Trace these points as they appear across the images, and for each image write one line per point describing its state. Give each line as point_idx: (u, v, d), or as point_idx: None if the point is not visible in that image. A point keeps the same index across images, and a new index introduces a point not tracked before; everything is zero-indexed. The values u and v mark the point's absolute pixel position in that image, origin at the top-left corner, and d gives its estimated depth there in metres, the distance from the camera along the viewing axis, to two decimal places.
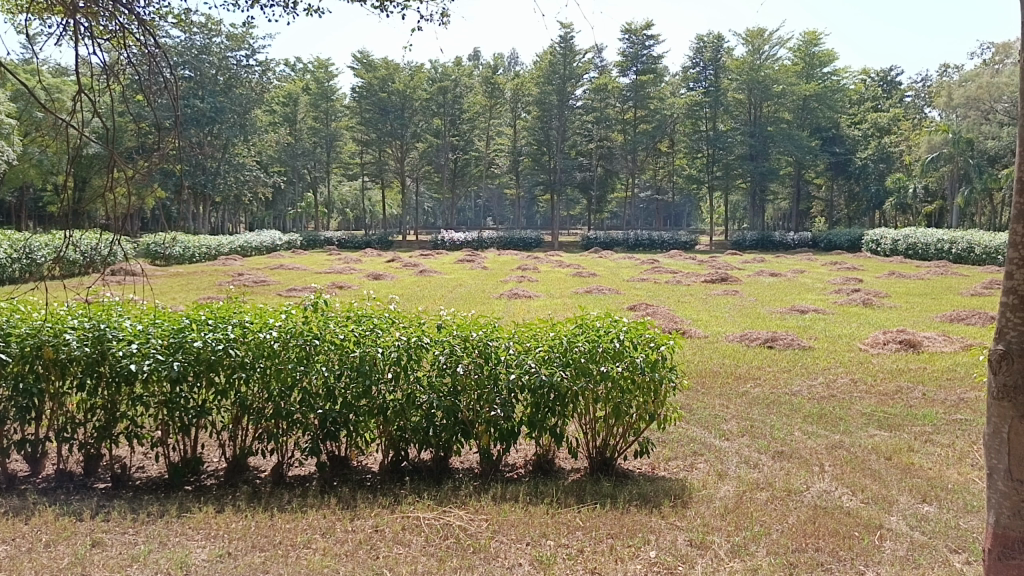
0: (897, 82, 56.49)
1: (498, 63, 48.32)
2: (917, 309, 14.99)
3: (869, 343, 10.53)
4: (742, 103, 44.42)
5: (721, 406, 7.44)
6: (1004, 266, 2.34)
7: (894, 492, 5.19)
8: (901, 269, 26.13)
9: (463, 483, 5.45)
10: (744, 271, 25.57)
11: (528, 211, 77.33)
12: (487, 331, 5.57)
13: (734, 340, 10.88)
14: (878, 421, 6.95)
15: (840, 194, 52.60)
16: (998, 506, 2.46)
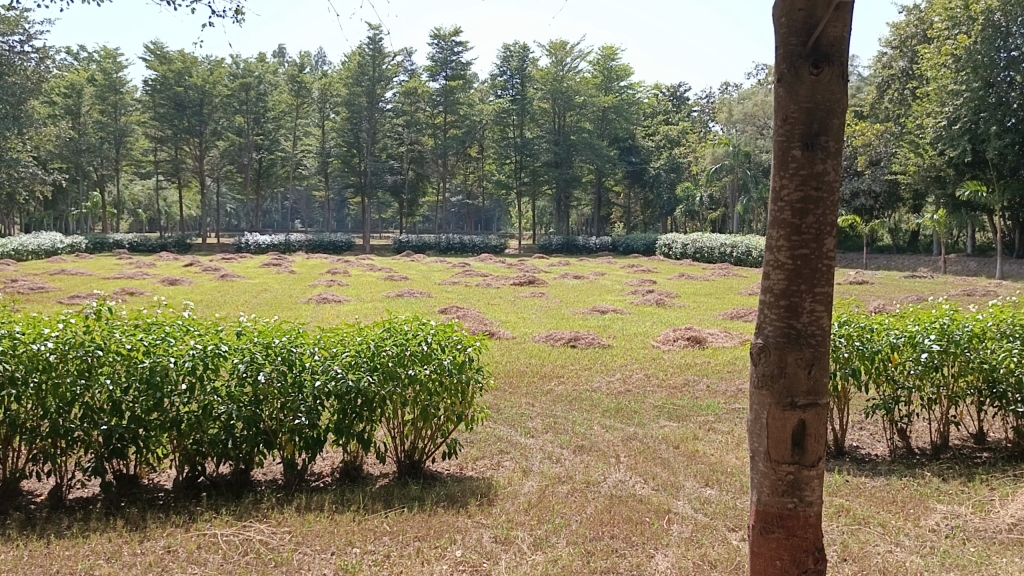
0: (685, 98, 60.96)
1: (305, 62, 47.00)
2: (702, 308, 16.23)
3: (661, 340, 11.26)
4: (546, 112, 46.15)
5: (527, 405, 7.68)
6: (763, 268, 2.60)
7: (681, 478, 5.60)
8: (690, 272, 28.18)
9: (265, 496, 5.25)
10: (551, 274, 26.61)
11: (338, 214, 75.84)
12: (291, 337, 5.42)
13: (540, 340, 11.24)
14: (668, 413, 7.45)
15: (636, 202, 55.91)
16: (759, 485, 2.65)
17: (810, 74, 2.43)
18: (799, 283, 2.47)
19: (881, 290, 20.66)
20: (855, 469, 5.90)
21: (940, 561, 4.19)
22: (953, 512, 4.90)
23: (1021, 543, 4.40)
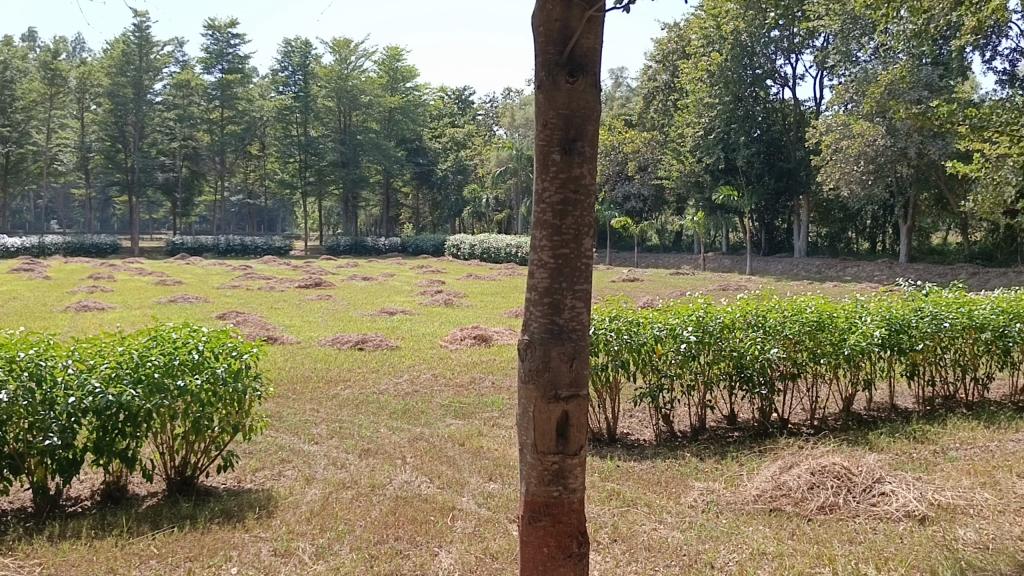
0: (470, 101, 62.28)
1: (58, 47, 42.78)
2: (489, 307, 16.64)
3: (449, 339, 11.40)
4: (331, 111, 45.22)
5: (311, 411, 7.47)
6: (527, 267, 2.68)
7: (466, 475, 5.69)
8: (477, 272, 28.77)
9: (9, 528, 4.71)
10: (339, 276, 26.12)
11: (102, 214, 69.77)
12: (39, 350, 4.90)
13: (326, 344, 10.99)
14: (454, 411, 7.56)
15: (425, 203, 56.28)
16: (527, 476, 2.73)
17: (567, 82, 2.56)
18: (561, 281, 2.59)
19: (650, 286, 22.25)
20: (625, 454, 6.29)
21: (698, 534, 4.56)
22: (709, 488, 5.36)
23: (764, 512, 4.90)
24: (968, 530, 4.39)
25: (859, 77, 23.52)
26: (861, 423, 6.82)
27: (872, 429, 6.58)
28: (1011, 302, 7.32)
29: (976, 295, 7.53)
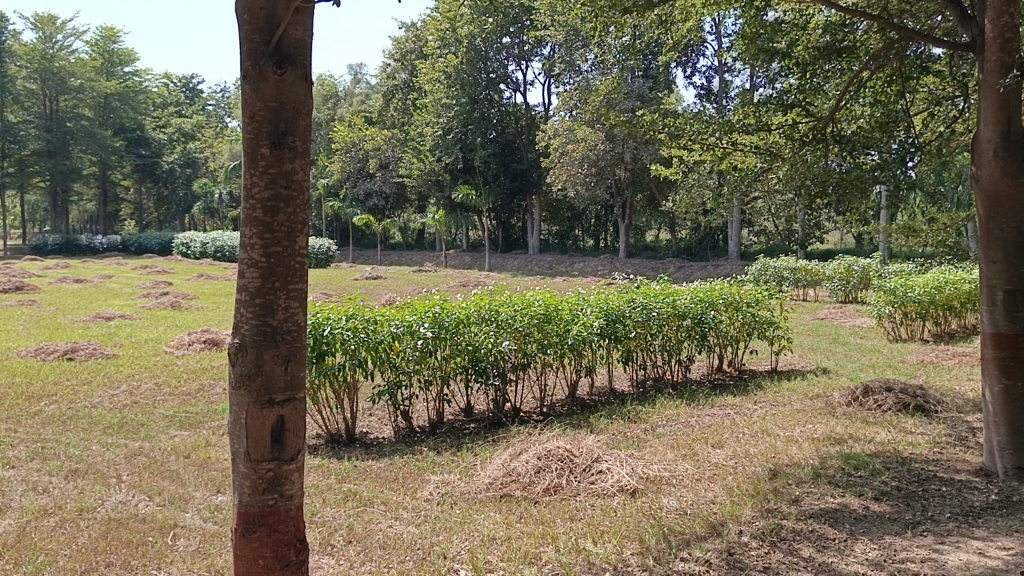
0: (199, 91, 58.68)
1: None
2: (221, 309, 15.77)
3: (174, 345, 10.63)
4: (33, 94, 40.36)
5: (7, 431, 6.60)
6: (237, 267, 2.54)
7: (191, 489, 5.33)
8: (211, 271, 27.15)
9: None
10: (46, 278, 23.36)
11: None
12: None
13: (26, 355, 9.77)
14: (180, 421, 7.06)
15: (149, 198, 52.06)
16: (240, 487, 2.60)
17: (274, 73, 2.47)
18: (273, 281, 2.49)
19: (392, 283, 22.33)
20: (362, 454, 6.25)
21: (432, 527, 4.63)
22: (444, 480, 5.48)
23: (495, 499, 5.09)
24: (672, 499, 4.87)
25: (582, 85, 25.31)
26: (583, 408, 7.33)
27: (594, 412, 7.11)
28: (705, 292, 8.28)
29: (677, 286, 8.41)
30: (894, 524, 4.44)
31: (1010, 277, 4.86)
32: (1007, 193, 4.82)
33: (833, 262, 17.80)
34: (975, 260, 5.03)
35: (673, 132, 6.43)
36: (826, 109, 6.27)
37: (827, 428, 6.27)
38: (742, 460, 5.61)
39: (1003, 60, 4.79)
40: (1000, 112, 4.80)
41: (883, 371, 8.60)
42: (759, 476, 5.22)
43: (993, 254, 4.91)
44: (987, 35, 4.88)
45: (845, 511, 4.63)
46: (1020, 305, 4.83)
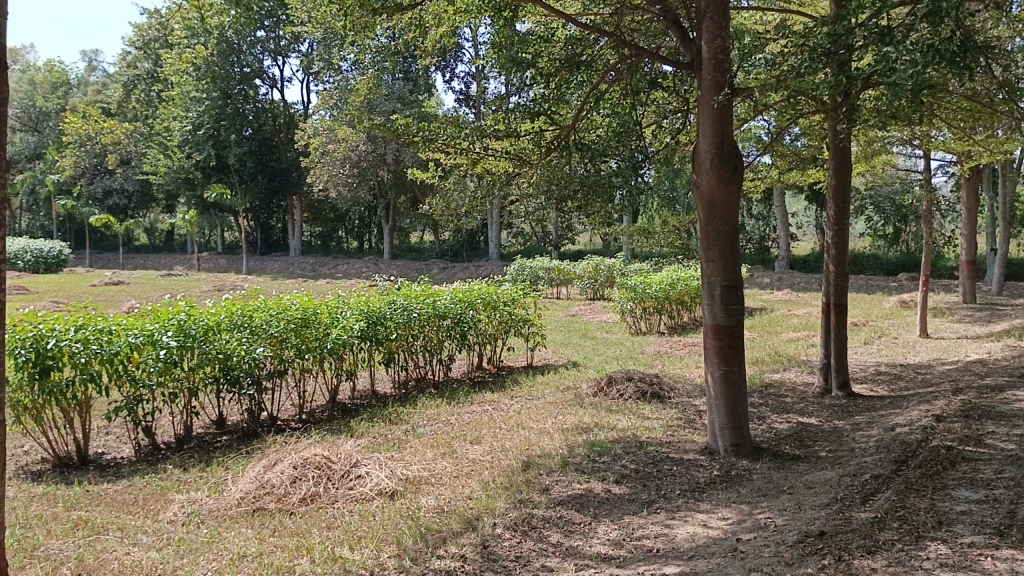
0: None
1: None
2: None
3: None
4: None
5: None
6: None
7: None
8: None
9: None
10: None
11: None
12: None
13: None
14: None
15: None
16: None
17: None
18: None
19: (136, 289, 20.66)
20: (98, 476, 5.71)
21: (175, 551, 4.31)
22: (190, 499, 5.13)
23: (247, 514, 4.85)
24: (429, 498, 4.92)
25: (342, 84, 24.99)
26: (344, 412, 7.22)
27: (354, 416, 7.01)
28: (464, 293, 8.48)
29: (437, 287, 8.53)
30: (633, 504, 4.81)
31: (725, 274, 5.44)
32: (722, 198, 5.38)
33: (583, 261, 18.92)
34: (698, 258, 5.56)
35: (426, 136, 6.45)
36: (569, 119, 6.65)
37: (576, 419, 6.65)
38: (497, 454, 5.80)
39: (717, 79, 5.34)
40: (715, 126, 5.35)
41: (625, 362, 9.29)
42: (513, 469, 5.42)
43: (712, 254, 5.46)
44: (704, 55, 5.41)
45: (589, 495, 4.94)
46: (733, 299, 5.44)
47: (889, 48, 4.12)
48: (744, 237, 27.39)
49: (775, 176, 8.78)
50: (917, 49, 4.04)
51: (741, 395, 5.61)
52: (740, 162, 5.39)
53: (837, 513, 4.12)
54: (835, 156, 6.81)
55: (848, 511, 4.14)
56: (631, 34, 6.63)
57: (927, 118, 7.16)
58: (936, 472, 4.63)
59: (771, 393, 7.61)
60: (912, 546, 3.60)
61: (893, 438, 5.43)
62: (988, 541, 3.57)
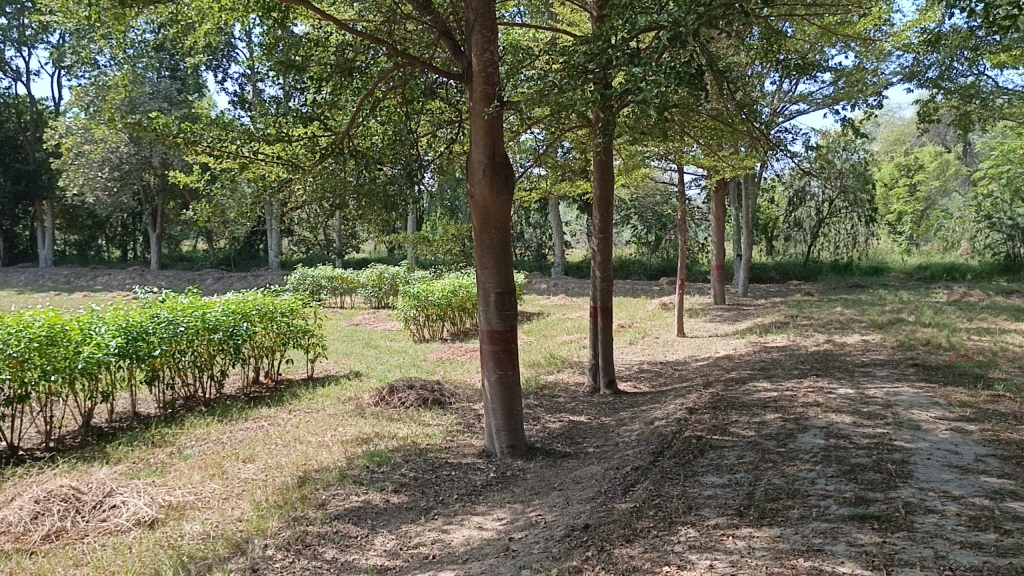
0: None
1: None
2: None
3: None
4: None
5: None
6: None
7: None
8: None
9: None
10: None
11: None
12: None
13: None
14: None
15: None
16: None
17: None
18: None
19: None
20: None
21: None
22: None
23: None
24: (194, 524, 4.61)
25: (99, 80, 23.05)
26: (100, 437, 6.61)
27: (111, 441, 6.44)
28: (238, 304, 8.09)
29: (208, 298, 8.06)
30: (410, 513, 4.80)
31: (499, 280, 5.59)
32: (495, 207, 5.53)
33: (366, 270, 18.71)
34: (472, 265, 5.66)
35: (188, 138, 5.99)
36: (344, 125, 6.55)
37: (355, 430, 6.54)
38: (272, 472, 5.56)
39: (487, 91, 5.47)
40: (486, 136, 5.48)
41: (407, 370, 9.29)
42: (287, 486, 5.22)
43: (486, 261, 5.58)
44: (474, 66, 5.53)
45: (367, 507, 4.87)
46: (507, 305, 5.60)
47: (639, 68, 4.44)
48: (523, 244, 28.40)
49: (548, 186, 9.19)
50: (661, 70, 4.36)
51: (515, 398, 5.79)
52: (511, 172, 5.57)
53: (602, 506, 4.34)
54: (600, 167, 7.24)
55: (611, 503, 4.39)
56: (405, 45, 6.67)
57: (678, 135, 7.81)
58: (688, 460, 5.03)
59: (545, 394, 7.92)
60: (666, 531, 3.87)
61: (652, 431, 5.85)
62: (731, 522, 3.91)
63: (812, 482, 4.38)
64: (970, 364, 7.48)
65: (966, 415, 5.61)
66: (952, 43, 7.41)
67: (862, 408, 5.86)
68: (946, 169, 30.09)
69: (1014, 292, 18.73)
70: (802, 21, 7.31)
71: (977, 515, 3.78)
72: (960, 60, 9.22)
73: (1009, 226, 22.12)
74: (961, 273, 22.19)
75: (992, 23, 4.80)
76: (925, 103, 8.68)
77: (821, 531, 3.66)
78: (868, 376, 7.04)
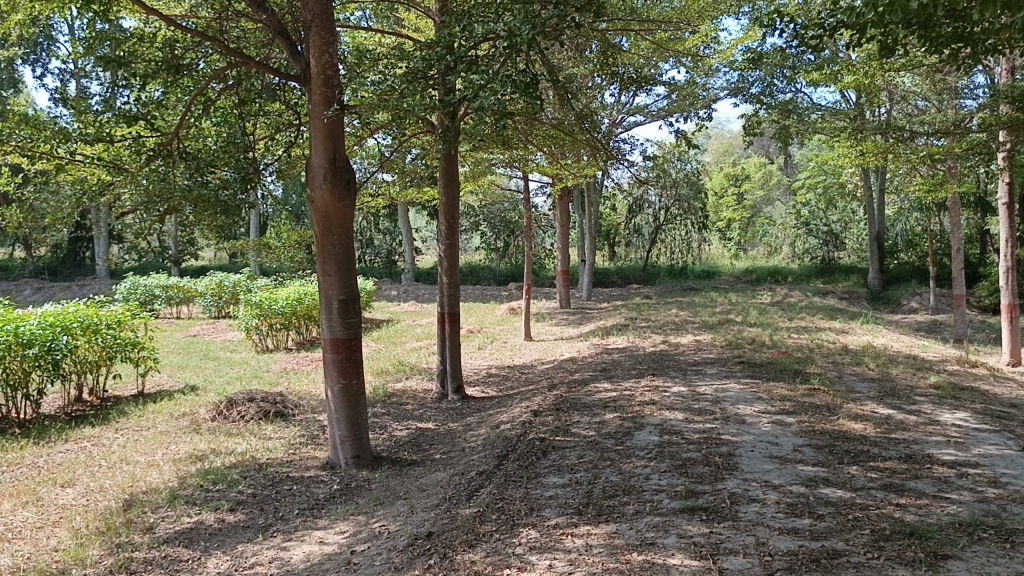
0: None
1: None
2: None
3: None
4: None
5: None
6: None
7: None
8: None
9: None
10: None
11: None
12: None
13: None
14: None
15: None
16: None
17: None
18: None
19: None
20: None
21: None
22: None
23: None
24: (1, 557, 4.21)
25: None
26: None
27: None
28: (57, 316, 7.50)
29: (22, 310, 7.42)
30: (247, 532, 4.60)
31: (342, 287, 5.47)
32: (336, 213, 5.40)
33: (204, 278, 17.83)
34: (314, 272, 5.50)
35: None
36: (174, 125, 6.24)
37: (190, 447, 6.21)
38: (94, 496, 5.19)
39: (326, 94, 5.34)
40: (327, 140, 5.35)
41: (248, 382, 8.93)
42: (110, 510, 4.88)
43: (328, 268, 5.44)
44: (313, 68, 5.38)
45: (199, 528, 4.62)
46: (351, 312, 5.49)
47: (477, 75, 4.48)
48: (373, 251, 28.03)
49: (394, 193, 9.11)
50: (497, 77, 4.44)
51: (360, 407, 5.69)
52: (352, 177, 5.46)
53: (445, 513, 4.33)
54: (446, 174, 7.26)
55: (454, 509, 4.38)
56: (240, 45, 6.46)
57: (521, 142, 7.96)
58: (531, 462, 5.11)
59: (393, 402, 7.83)
60: (508, 534, 3.90)
61: (497, 435, 5.91)
62: (570, 520, 4.00)
63: (647, 477, 4.55)
64: (790, 360, 8.06)
65: (785, 408, 6.03)
66: (771, 62, 7.97)
67: (694, 405, 6.17)
68: (768, 179, 32.42)
69: (829, 293, 20.40)
70: (637, 36, 7.64)
71: (794, 501, 4.05)
72: (779, 79, 9.93)
73: (824, 233, 24.31)
74: (783, 276, 23.92)
75: (802, 42, 5.19)
76: (749, 117, 9.27)
77: (654, 525, 3.81)
78: (700, 374, 7.43)
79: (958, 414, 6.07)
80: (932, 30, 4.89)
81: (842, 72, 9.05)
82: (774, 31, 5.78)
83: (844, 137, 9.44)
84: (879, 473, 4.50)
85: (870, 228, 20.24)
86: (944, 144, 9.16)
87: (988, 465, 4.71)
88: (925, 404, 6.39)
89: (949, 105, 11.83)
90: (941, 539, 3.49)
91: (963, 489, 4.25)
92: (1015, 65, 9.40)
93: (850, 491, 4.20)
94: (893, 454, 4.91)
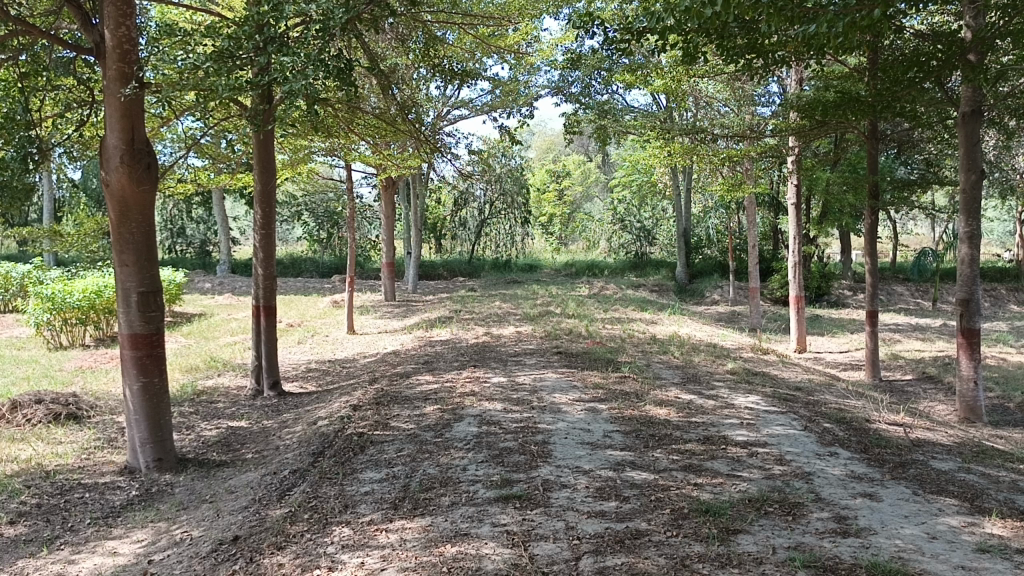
0: None
1: None
2: None
3: None
4: None
5: None
6: None
7: None
8: None
9: None
10: None
11: None
12: None
13: None
14: None
15: None
16: None
17: None
18: None
19: None
20: None
21: None
22: None
23: None
24: None
25: None
26: None
27: None
28: None
29: None
30: (29, 546, 4.17)
31: (141, 279, 5.08)
32: (134, 198, 5.02)
33: None
34: (109, 262, 5.06)
35: None
36: None
37: None
38: None
39: (123, 70, 4.94)
40: (124, 120, 4.94)
41: (38, 382, 8.17)
42: None
43: (126, 257, 5.04)
44: (107, 41, 4.95)
45: None
46: (151, 306, 5.13)
47: (287, 57, 4.31)
48: (185, 241, 26.54)
49: (203, 180, 8.63)
50: (309, 62, 4.32)
51: (163, 406, 5.33)
52: (154, 161, 5.08)
53: (253, 515, 4.14)
54: (263, 157, 6.93)
55: (265, 510, 4.20)
56: (23, 15, 5.90)
57: (343, 130, 7.77)
58: (348, 458, 4.99)
59: (202, 400, 7.41)
60: (319, 534, 3.77)
61: (313, 432, 5.74)
62: (385, 516, 3.93)
63: (464, 468, 4.57)
64: (603, 351, 8.39)
65: (597, 396, 6.27)
66: (590, 63, 8.21)
67: (512, 395, 6.28)
68: (587, 177, 33.78)
69: (641, 286, 21.41)
70: (461, 29, 7.60)
71: (602, 485, 4.21)
72: (597, 80, 10.35)
73: (637, 229, 25.62)
74: (600, 269, 24.89)
75: (616, 46, 5.40)
76: (568, 115, 9.53)
77: (469, 516, 3.82)
78: (519, 365, 7.58)
79: (750, 397, 6.57)
80: (727, 40, 5.24)
81: (654, 76, 9.52)
82: (587, 34, 5.94)
83: (655, 137, 9.95)
84: (679, 455, 4.77)
85: (679, 225, 21.43)
86: (741, 148, 9.84)
87: (775, 444, 5.11)
88: (723, 389, 6.86)
89: (745, 112, 12.78)
90: (733, 515, 3.74)
91: (753, 467, 4.59)
92: (802, 77, 10.29)
93: (654, 473, 4.42)
94: (693, 437, 5.22)
